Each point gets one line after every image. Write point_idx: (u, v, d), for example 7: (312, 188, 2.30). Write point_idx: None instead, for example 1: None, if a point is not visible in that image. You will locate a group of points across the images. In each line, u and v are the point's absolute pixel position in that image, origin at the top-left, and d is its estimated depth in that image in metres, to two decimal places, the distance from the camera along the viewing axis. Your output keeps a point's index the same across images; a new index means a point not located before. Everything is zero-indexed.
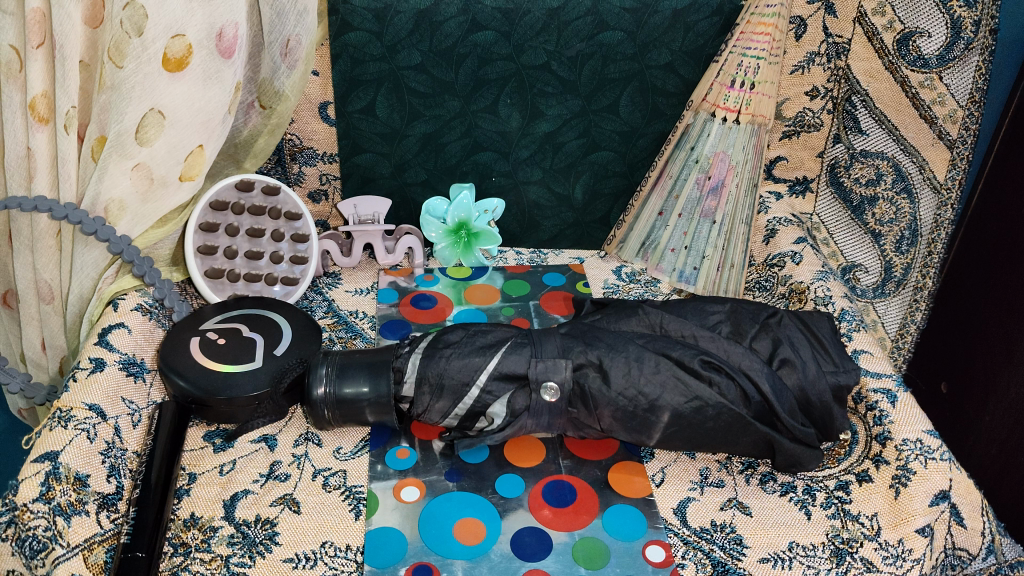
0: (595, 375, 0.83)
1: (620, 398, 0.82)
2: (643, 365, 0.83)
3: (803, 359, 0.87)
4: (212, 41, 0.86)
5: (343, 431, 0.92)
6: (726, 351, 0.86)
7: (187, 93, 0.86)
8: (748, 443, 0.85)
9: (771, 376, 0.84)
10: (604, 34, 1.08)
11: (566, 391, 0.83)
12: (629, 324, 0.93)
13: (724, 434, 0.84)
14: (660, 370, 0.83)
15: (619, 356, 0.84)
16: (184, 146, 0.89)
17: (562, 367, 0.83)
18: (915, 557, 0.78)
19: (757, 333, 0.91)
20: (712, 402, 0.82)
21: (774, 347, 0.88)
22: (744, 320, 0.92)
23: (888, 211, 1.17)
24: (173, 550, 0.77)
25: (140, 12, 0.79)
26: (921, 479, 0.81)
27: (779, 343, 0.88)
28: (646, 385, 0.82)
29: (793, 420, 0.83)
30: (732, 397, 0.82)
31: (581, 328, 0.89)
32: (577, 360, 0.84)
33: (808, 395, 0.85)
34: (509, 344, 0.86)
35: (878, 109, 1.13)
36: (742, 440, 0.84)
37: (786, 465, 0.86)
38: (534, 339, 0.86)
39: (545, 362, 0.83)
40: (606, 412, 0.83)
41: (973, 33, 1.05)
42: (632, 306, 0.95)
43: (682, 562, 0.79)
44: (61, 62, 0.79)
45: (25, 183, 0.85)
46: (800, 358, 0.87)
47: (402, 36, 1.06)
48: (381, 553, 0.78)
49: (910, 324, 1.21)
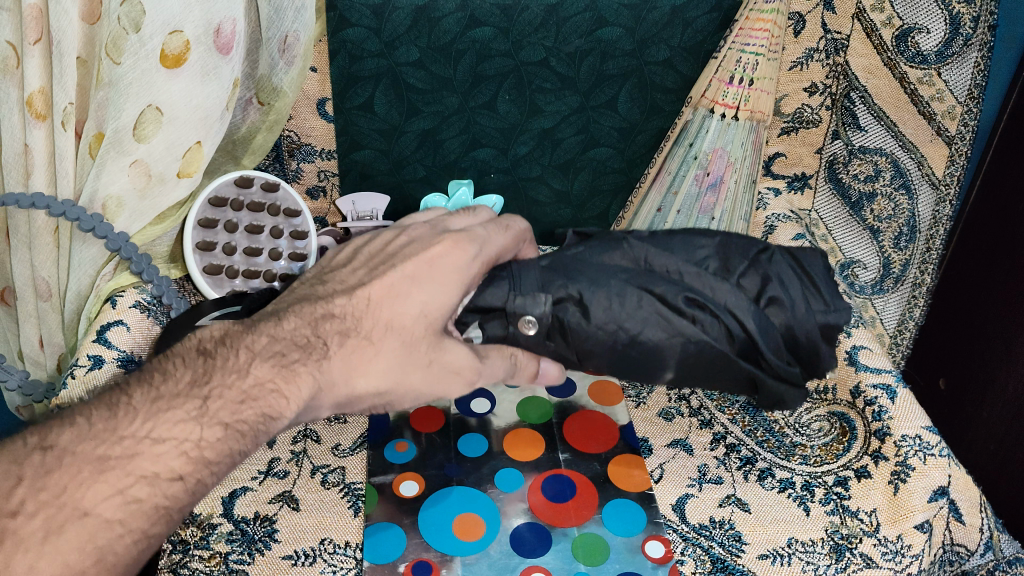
0: (574, 309, 0.72)
1: (598, 334, 0.72)
2: (626, 300, 0.71)
3: (795, 295, 0.74)
4: (210, 37, 0.84)
5: (342, 427, 0.92)
6: (711, 287, 0.73)
7: (185, 89, 0.84)
8: (732, 382, 0.75)
9: (759, 314, 0.71)
10: (603, 30, 1.08)
11: (545, 327, 0.73)
12: (611, 256, 0.75)
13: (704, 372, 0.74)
14: (644, 306, 0.71)
15: (601, 290, 0.72)
16: (182, 142, 0.87)
17: (541, 301, 0.72)
18: (914, 553, 0.79)
19: (746, 270, 0.75)
20: (695, 341, 0.71)
21: (764, 284, 0.73)
22: (733, 254, 0.76)
23: (887, 207, 1.17)
24: (173, 548, 0.78)
25: (138, 8, 0.77)
26: (920, 475, 0.82)
27: (771, 280, 0.73)
28: (626, 323, 0.71)
29: (782, 360, 0.72)
30: (715, 334, 0.71)
31: (564, 260, 0.76)
32: (557, 294, 0.73)
33: (801, 334, 0.73)
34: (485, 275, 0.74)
35: (877, 106, 1.13)
36: (727, 377, 0.75)
37: (768, 404, 0.77)
38: (511, 272, 0.74)
39: (523, 296, 0.72)
40: (585, 352, 0.73)
41: (972, 29, 1.04)
42: (616, 238, 0.77)
43: (681, 558, 0.79)
44: (59, 59, 0.77)
45: (22, 179, 0.85)
46: (791, 294, 0.73)
47: (401, 32, 1.06)
48: (381, 548, 0.78)
49: (908, 320, 1.23)
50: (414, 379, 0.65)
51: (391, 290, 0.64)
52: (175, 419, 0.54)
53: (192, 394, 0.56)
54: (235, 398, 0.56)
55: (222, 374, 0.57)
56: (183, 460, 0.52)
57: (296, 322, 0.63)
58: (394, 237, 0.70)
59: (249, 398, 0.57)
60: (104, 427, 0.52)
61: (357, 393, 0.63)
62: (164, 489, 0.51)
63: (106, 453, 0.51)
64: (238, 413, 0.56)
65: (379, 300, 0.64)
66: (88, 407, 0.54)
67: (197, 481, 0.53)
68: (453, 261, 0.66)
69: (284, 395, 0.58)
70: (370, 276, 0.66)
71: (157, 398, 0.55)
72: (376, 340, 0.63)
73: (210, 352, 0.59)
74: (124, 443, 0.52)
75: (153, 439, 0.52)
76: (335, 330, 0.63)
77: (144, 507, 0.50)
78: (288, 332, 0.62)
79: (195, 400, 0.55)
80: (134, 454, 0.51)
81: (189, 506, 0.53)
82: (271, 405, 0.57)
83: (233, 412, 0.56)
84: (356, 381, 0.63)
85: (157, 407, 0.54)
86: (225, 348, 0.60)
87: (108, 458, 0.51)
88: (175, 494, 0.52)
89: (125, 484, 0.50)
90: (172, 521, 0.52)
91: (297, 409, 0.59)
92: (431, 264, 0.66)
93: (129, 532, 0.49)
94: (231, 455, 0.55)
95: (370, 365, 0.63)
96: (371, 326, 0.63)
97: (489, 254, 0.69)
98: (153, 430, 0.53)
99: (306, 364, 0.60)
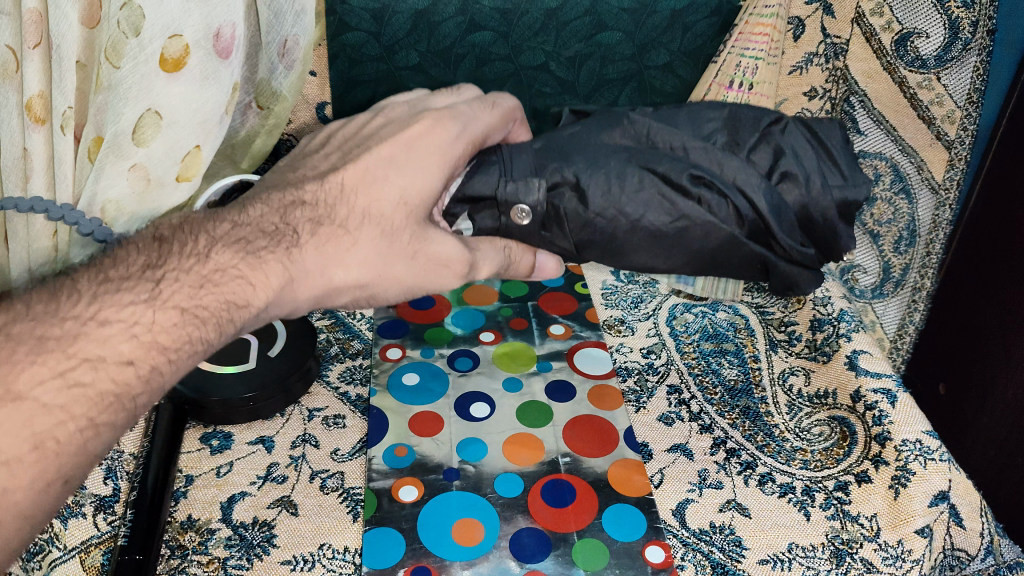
0: (572, 196, 0.67)
1: (598, 221, 0.66)
2: (625, 180, 0.66)
3: (809, 169, 0.68)
4: (209, 41, 0.80)
5: (340, 432, 0.92)
6: (719, 163, 0.67)
7: (185, 93, 0.80)
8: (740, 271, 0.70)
9: (771, 192, 0.66)
10: (602, 35, 1.08)
11: (540, 214, 0.67)
12: (613, 135, 0.69)
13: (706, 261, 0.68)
14: (644, 187, 0.66)
15: (598, 171, 0.66)
16: (181, 146, 0.85)
17: (535, 187, 0.67)
18: (914, 557, 0.80)
19: (756, 142, 0.69)
20: (700, 222, 0.66)
21: (776, 158, 0.68)
22: (743, 127, 0.70)
23: (886, 212, 1.20)
24: (171, 552, 0.78)
25: (138, 12, 0.74)
26: (920, 480, 0.84)
27: (782, 152, 0.68)
28: (628, 206, 0.66)
29: (793, 241, 0.67)
30: (722, 216, 0.66)
31: (560, 140, 0.70)
32: (552, 178, 0.67)
33: (813, 214, 0.67)
34: (475, 161, 0.70)
35: (877, 109, 1.14)
36: (730, 263, 0.69)
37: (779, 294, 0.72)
38: (502, 156, 0.69)
39: (515, 182, 0.67)
40: (585, 242, 0.68)
41: (971, 34, 1.04)
42: (618, 115, 0.72)
43: (681, 563, 0.79)
44: (58, 63, 0.74)
45: (21, 183, 0.81)
46: (805, 168, 0.68)
47: (400, 36, 1.06)
48: (380, 554, 0.78)
49: (909, 324, 1.24)
50: (399, 269, 0.63)
51: (366, 174, 0.62)
52: (123, 302, 0.50)
53: (144, 277, 0.52)
54: (192, 284, 0.53)
55: (179, 258, 0.54)
56: (133, 344, 0.49)
57: (263, 211, 0.60)
58: (368, 119, 0.69)
59: (210, 284, 0.54)
60: (41, 310, 0.48)
61: (336, 284, 0.61)
62: (112, 374, 0.48)
63: (44, 334, 0.47)
64: (198, 299, 0.53)
65: (352, 186, 0.62)
66: (27, 293, 0.50)
67: (150, 368, 0.50)
68: (434, 140, 0.63)
69: (250, 283, 0.56)
70: (343, 161, 0.65)
71: (104, 281, 0.51)
72: (351, 230, 0.61)
73: (166, 239, 0.56)
74: (65, 325, 0.48)
75: (98, 322, 0.49)
76: (306, 218, 0.60)
77: (89, 393, 0.47)
78: (255, 219, 0.59)
79: (147, 284, 0.52)
80: (77, 336, 0.48)
81: (143, 395, 0.50)
82: (236, 292, 0.55)
83: (191, 297, 0.53)
84: (332, 273, 0.60)
85: (103, 290, 0.50)
86: (182, 235, 0.57)
87: (47, 340, 0.47)
88: (126, 380, 0.49)
89: (65, 367, 0.47)
90: (122, 410, 0.49)
91: (266, 298, 0.57)
92: (409, 146, 0.63)
93: (73, 420, 0.46)
94: (190, 342, 0.52)
95: (347, 255, 0.60)
96: (347, 214, 0.61)
97: (475, 132, 0.67)
98: (99, 312, 0.49)
99: (273, 252, 0.57)
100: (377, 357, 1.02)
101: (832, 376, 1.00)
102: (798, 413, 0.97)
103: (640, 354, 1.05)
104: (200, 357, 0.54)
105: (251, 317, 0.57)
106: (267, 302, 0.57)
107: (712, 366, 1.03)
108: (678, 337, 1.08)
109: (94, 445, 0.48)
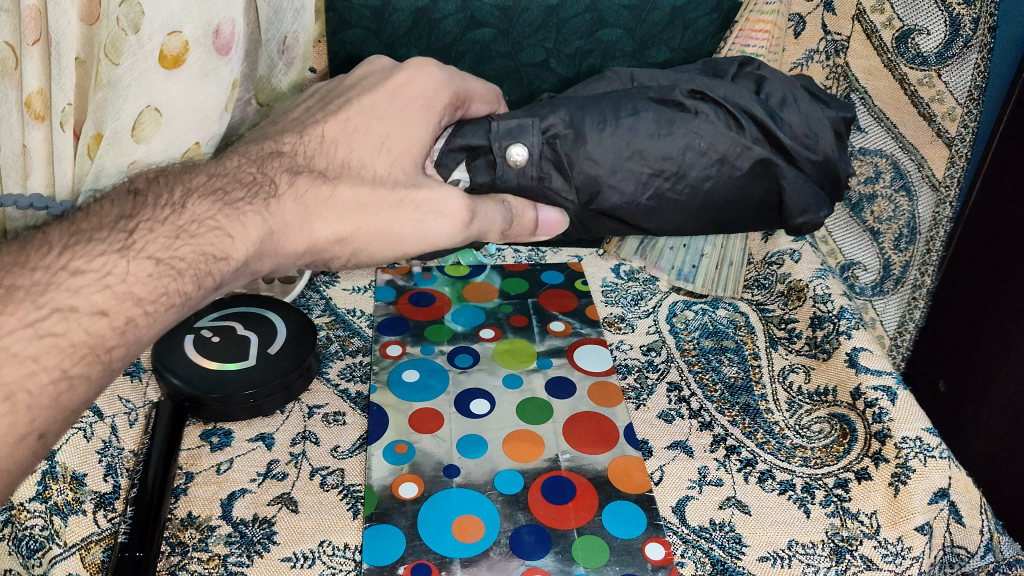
0: (568, 135, 0.73)
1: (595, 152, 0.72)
2: (618, 110, 0.73)
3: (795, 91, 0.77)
4: (209, 38, 0.78)
5: (341, 430, 0.92)
6: (712, 85, 0.74)
7: (184, 91, 0.79)
8: (747, 206, 0.74)
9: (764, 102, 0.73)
10: (602, 32, 1.08)
11: (535, 154, 0.73)
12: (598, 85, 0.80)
13: (710, 204, 0.74)
14: (638, 110, 0.72)
15: (591, 109, 0.74)
16: (181, 143, 0.83)
17: (530, 128, 0.73)
18: (914, 555, 0.80)
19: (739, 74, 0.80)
20: (700, 130, 0.71)
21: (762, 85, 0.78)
22: (724, 65, 0.81)
23: (887, 209, 1.19)
24: (171, 549, 0.78)
25: (137, 8, 0.72)
26: (920, 478, 0.84)
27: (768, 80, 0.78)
28: (625, 132, 0.72)
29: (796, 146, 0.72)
30: (723, 123, 0.71)
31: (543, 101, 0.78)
32: (547, 122, 0.74)
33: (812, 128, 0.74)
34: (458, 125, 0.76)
35: (878, 108, 1.15)
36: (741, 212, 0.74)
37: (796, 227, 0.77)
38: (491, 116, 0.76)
39: (510, 124, 0.73)
40: (583, 188, 0.73)
41: (972, 31, 1.03)
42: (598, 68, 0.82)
43: (681, 560, 0.79)
44: (57, 60, 0.73)
45: (21, 180, 0.80)
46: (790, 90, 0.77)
47: (400, 33, 1.05)
48: (380, 551, 0.78)
49: (908, 323, 1.23)
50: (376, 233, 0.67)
51: (348, 124, 0.69)
52: (98, 250, 0.52)
53: (117, 228, 0.54)
54: (167, 234, 0.56)
55: (152, 210, 0.57)
56: (106, 295, 0.51)
57: (241, 161, 0.64)
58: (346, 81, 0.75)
59: (185, 234, 0.56)
60: (14, 262, 0.50)
61: (313, 243, 0.65)
62: (86, 325, 0.50)
63: (13, 284, 0.48)
64: (173, 249, 0.55)
65: (333, 138, 0.68)
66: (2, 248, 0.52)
67: (125, 318, 0.52)
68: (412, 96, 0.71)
69: (230, 235, 0.58)
70: (323, 118, 0.70)
71: (76, 232, 0.53)
72: (333, 182, 0.65)
73: (141, 192, 0.59)
74: (36, 275, 0.49)
75: (70, 272, 0.50)
76: (285, 167, 0.64)
77: (59, 343, 0.48)
78: (232, 170, 0.63)
79: (121, 233, 0.54)
80: (48, 287, 0.49)
81: (118, 346, 0.51)
82: (214, 244, 0.57)
83: (166, 248, 0.55)
84: (309, 231, 0.64)
85: (74, 243, 0.52)
86: (158, 187, 0.60)
87: (16, 291, 0.48)
88: (99, 331, 0.50)
89: (36, 318, 0.48)
90: (97, 362, 0.50)
91: (245, 251, 0.59)
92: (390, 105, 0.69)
93: (44, 369, 0.47)
94: (166, 290, 0.54)
95: (325, 207, 0.64)
96: (326, 164, 0.66)
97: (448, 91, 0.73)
98: (70, 262, 0.51)
99: (251, 204, 0.60)
100: (377, 354, 1.02)
101: (832, 374, 1.00)
102: (798, 410, 0.97)
103: (640, 351, 1.05)
104: (177, 310, 0.56)
105: (230, 270, 0.59)
106: (246, 255, 0.60)
107: (712, 363, 1.03)
108: (678, 334, 1.08)
109: (68, 397, 0.49)
